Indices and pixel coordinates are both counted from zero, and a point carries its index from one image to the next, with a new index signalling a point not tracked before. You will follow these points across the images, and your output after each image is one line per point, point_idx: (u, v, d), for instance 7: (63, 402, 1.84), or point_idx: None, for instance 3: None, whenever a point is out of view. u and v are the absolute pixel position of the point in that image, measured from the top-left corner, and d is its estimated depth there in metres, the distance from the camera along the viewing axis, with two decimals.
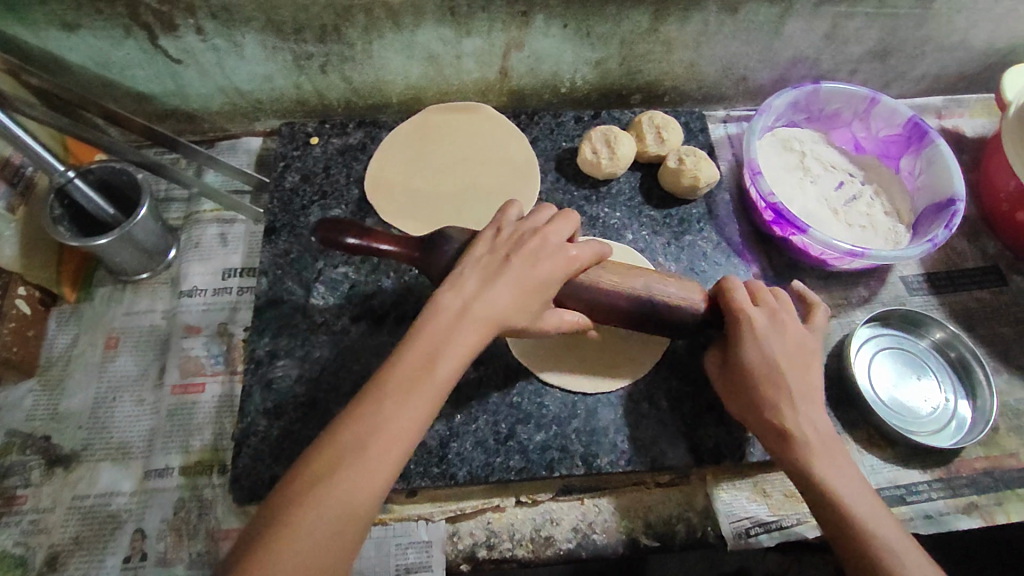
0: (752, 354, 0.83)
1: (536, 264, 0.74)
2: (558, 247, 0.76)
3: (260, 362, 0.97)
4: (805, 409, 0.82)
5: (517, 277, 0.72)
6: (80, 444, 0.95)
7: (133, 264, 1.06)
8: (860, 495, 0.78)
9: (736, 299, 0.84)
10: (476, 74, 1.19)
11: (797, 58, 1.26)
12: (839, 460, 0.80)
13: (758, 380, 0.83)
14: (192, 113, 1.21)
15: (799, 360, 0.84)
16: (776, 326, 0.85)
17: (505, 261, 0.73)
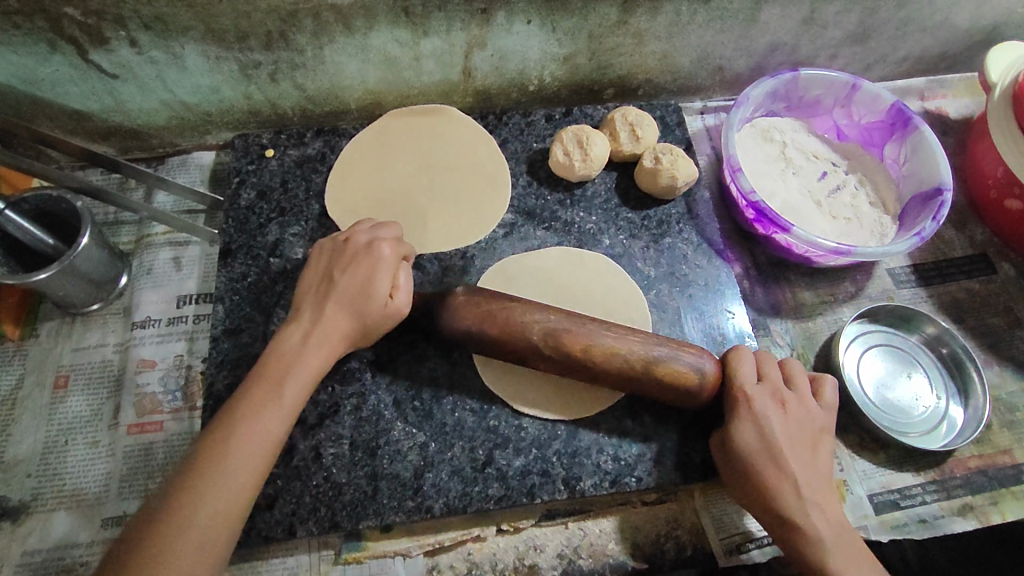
0: (759, 443, 0.79)
1: (371, 269, 0.81)
2: (362, 250, 0.83)
3: (219, 397, 0.91)
4: (813, 501, 0.78)
5: (338, 282, 0.80)
6: (30, 494, 0.89)
7: (79, 297, 0.98)
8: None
9: (741, 379, 0.82)
10: (439, 75, 1.13)
11: (775, 45, 1.20)
12: (847, 545, 0.76)
13: (763, 467, 0.79)
14: (136, 130, 1.13)
15: (805, 438, 0.81)
16: (780, 410, 0.82)
17: (330, 283, 0.81)
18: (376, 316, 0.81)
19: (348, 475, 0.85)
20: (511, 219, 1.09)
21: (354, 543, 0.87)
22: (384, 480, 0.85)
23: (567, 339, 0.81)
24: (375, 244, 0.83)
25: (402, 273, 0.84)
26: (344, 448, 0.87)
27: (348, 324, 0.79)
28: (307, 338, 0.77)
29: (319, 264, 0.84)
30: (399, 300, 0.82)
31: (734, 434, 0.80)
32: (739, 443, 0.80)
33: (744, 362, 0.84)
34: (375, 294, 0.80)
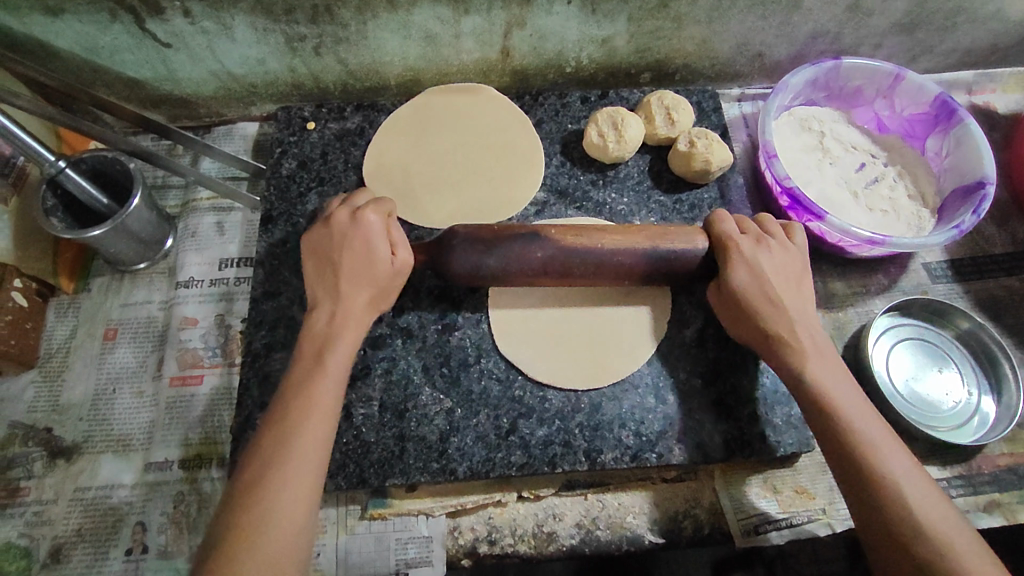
0: (747, 263, 0.84)
1: (365, 240, 0.84)
2: (350, 219, 0.85)
3: (257, 355, 0.95)
4: (801, 318, 0.83)
5: (343, 267, 0.83)
6: (81, 436, 0.94)
7: (130, 255, 1.04)
8: (856, 406, 0.77)
9: (724, 230, 0.87)
10: (477, 53, 1.14)
11: (817, 33, 1.19)
12: (841, 380, 0.79)
13: (756, 299, 0.83)
14: (186, 99, 1.18)
15: (793, 274, 0.86)
16: (762, 247, 0.86)
17: (334, 266, 0.83)
18: (388, 276, 0.84)
19: (376, 435, 0.88)
20: (543, 198, 1.10)
21: (379, 500, 0.90)
22: (410, 441, 0.88)
23: (565, 233, 0.86)
24: (359, 215, 0.85)
25: (395, 231, 0.87)
26: (373, 409, 0.90)
27: (367, 295, 0.83)
28: (328, 331, 0.80)
29: (321, 249, 0.85)
30: (403, 255, 0.86)
31: (732, 274, 0.84)
32: (733, 282, 0.84)
33: (726, 218, 0.87)
34: (378, 256, 0.84)
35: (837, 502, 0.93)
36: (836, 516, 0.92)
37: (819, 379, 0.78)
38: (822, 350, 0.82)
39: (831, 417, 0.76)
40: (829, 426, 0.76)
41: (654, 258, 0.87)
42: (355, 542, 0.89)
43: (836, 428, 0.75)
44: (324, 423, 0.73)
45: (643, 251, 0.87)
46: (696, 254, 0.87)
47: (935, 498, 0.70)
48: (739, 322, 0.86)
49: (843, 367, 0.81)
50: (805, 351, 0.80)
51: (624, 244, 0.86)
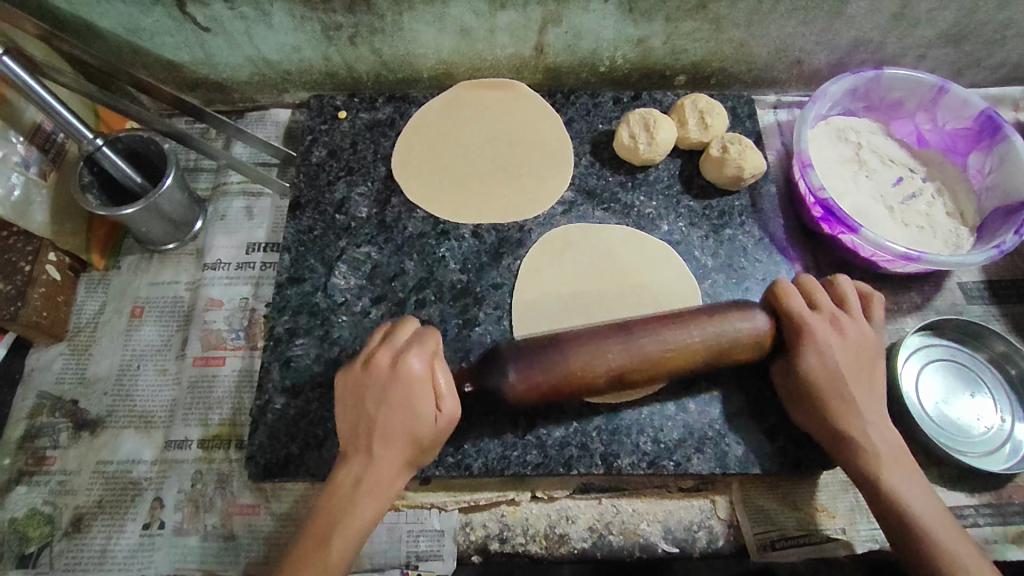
0: (811, 349, 0.81)
1: (407, 396, 0.75)
2: (390, 371, 0.77)
3: (280, 340, 0.96)
4: (869, 411, 0.80)
5: (379, 420, 0.75)
6: (105, 410, 0.96)
7: (160, 235, 1.05)
8: (925, 498, 0.77)
9: (794, 307, 0.81)
10: (511, 49, 1.14)
11: (859, 41, 1.16)
12: (920, 489, 0.77)
13: (825, 388, 0.81)
14: (221, 83, 1.20)
15: (866, 361, 0.82)
16: (835, 329, 0.82)
17: (367, 416, 0.76)
18: (430, 434, 0.76)
19: None
20: (570, 197, 1.09)
21: None
22: None
23: (616, 350, 0.77)
24: (403, 363, 0.76)
25: (441, 377, 0.77)
26: None
27: (404, 453, 0.76)
28: (377, 452, 0.75)
29: (349, 382, 0.78)
30: (448, 409, 0.77)
31: (802, 364, 0.81)
32: (801, 369, 0.81)
33: (793, 294, 0.82)
34: (421, 410, 0.76)
35: (858, 522, 0.90)
36: (857, 535, 0.89)
37: (894, 490, 0.77)
38: (882, 426, 0.81)
39: (905, 533, 0.76)
40: (908, 547, 0.75)
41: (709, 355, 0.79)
42: (367, 531, 0.89)
43: (891, 508, 0.77)
44: (394, 464, 0.75)
45: (697, 333, 0.78)
46: (753, 331, 0.80)
47: (966, 546, 0.74)
48: (798, 403, 0.85)
49: (898, 438, 0.81)
50: (878, 454, 0.79)
51: (678, 337, 0.78)
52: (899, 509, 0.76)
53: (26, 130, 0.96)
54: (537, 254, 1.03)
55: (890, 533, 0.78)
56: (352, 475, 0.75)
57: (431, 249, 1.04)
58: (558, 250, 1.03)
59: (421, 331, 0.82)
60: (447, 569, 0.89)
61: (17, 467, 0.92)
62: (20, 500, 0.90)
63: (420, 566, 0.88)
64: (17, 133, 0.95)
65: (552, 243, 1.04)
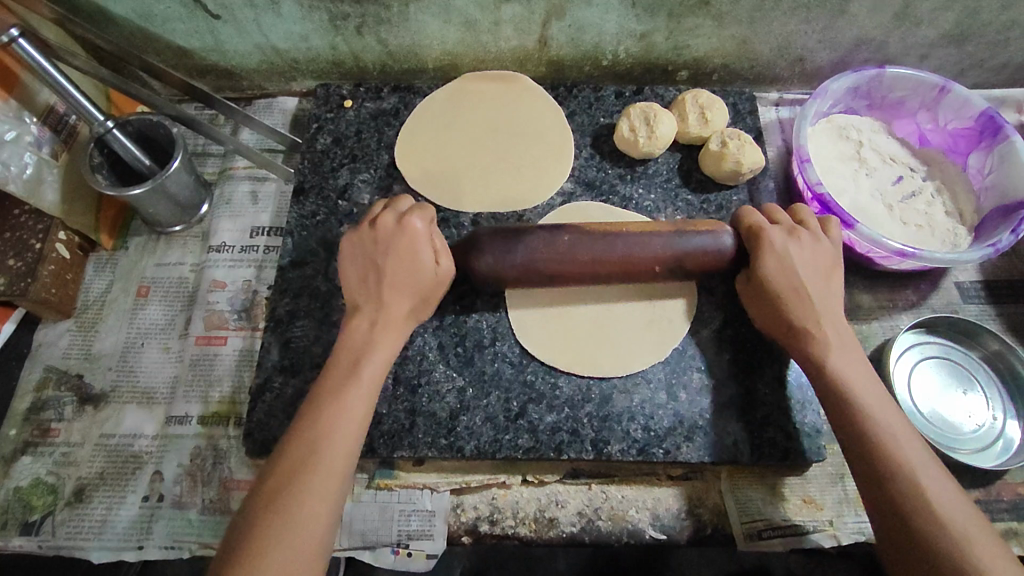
0: (769, 241, 0.85)
1: (414, 245, 0.84)
2: (396, 224, 0.86)
3: (280, 321, 0.98)
4: (826, 312, 0.83)
5: (387, 275, 0.83)
6: (109, 385, 0.99)
7: (166, 217, 1.08)
8: (876, 397, 0.77)
9: (756, 220, 0.87)
10: (515, 42, 1.15)
11: (861, 40, 1.16)
12: (884, 404, 0.76)
13: (787, 289, 0.83)
14: (230, 70, 1.22)
15: (823, 265, 0.85)
16: (794, 238, 0.86)
17: (377, 269, 0.83)
18: (429, 285, 0.84)
19: (388, 407, 0.90)
20: (570, 188, 1.11)
21: (386, 471, 0.92)
22: (422, 416, 0.90)
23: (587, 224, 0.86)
24: (406, 220, 0.86)
25: (439, 241, 0.86)
26: (387, 382, 0.92)
27: (409, 304, 0.84)
28: (377, 335, 0.81)
29: (364, 242, 0.85)
30: (445, 265, 0.85)
31: (761, 264, 0.84)
32: (762, 272, 0.84)
33: (756, 213, 0.88)
34: (422, 262, 0.84)
35: (844, 515, 0.91)
36: (844, 528, 0.90)
37: (841, 371, 0.78)
38: (845, 342, 0.81)
39: (862, 424, 0.75)
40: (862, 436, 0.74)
41: (671, 260, 0.86)
42: (360, 510, 0.91)
43: (862, 431, 0.74)
44: (353, 425, 0.74)
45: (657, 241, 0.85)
46: (714, 245, 0.86)
47: (938, 474, 0.71)
48: (761, 308, 0.86)
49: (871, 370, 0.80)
50: (829, 342, 0.81)
51: (651, 248, 0.85)
52: (863, 425, 0.74)
53: (40, 111, 0.98)
54: (551, 227, 1.06)
55: (838, 419, 0.77)
56: (308, 440, 0.71)
57: None
58: None
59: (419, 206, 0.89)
60: (438, 548, 0.90)
61: (23, 438, 0.95)
62: (26, 469, 0.93)
63: (411, 545, 0.90)
64: (30, 114, 0.97)
65: (569, 220, 1.06)
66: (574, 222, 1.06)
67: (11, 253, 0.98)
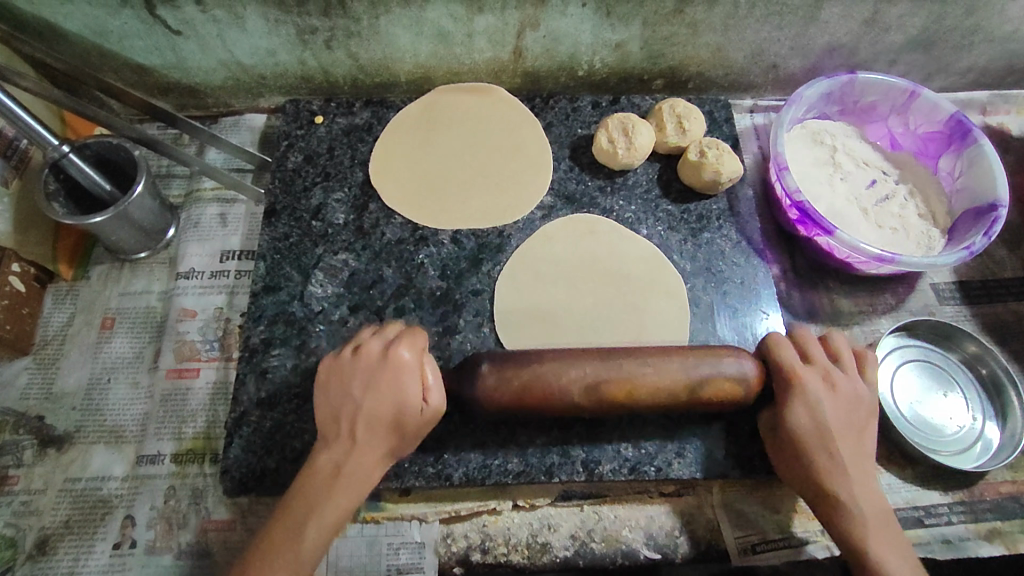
0: (807, 402, 0.80)
1: (397, 377, 0.77)
2: (381, 358, 0.78)
3: (255, 351, 0.94)
4: (840, 420, 0.80)
5: (351, 424, 0.75)
6: (73, 425, 0.93)
7: (130, 244, 1.03)
8: (873, 501, 0.78)
9: (786, 362, 0.81)
10: (489, 53, 1.13)
11: (833, 46, 1.18)
12: (882, 526, 0.76)
13: (820, 457, 0.79)
14: (194, 88, 1.17)
15: (856, 426, 0.81)
16: (828, 390, 0.81)
17: (347, 383, 0.77)
18: (415, 425, 0.76)
19: None
20: (550, 202, 1.09)
21: (372, 503, 0.88)
22: None
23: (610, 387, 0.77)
24: (392, 351, 0.78)
25: (429, 371, 0.78)
26: None
27: (388, 443, 0.76)
28: (360, 438, 0.75)
29: (344, 381, 0.77)
30: (436, 402, 0.77)
31: (790, 414, 0.80)
32: (790, 423, 0.80)
33: (786, 347, 0.82)
34: (409, 403, 0.76)
35: None
36: None
37: (849, 471, 0.78)
38: (854, 436, 0.80)
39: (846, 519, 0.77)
40: (840, 521, 0.77)
41: (691, 394, 0.78)
42: (347, 545, 0.88)
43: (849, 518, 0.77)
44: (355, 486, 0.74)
45: (686, 373, 0.78)
46: (739, 378, 0.79)
47: (903, 550, 0.76)
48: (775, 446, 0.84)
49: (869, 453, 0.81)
50: (856, 511, 0.77)
51: (666, 363, 0.78)
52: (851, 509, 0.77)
53: None
54: (560, 226, 1.06)
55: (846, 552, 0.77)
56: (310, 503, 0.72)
57: (408, 255, 1.03)
58: (581, 232, 1.06)
59: (405, 331, 0.82)
60: None
61: None
62: None
63: None
64: None
65: (578, 225, 1.06)
66: (582, 232, 1.06)
67: None
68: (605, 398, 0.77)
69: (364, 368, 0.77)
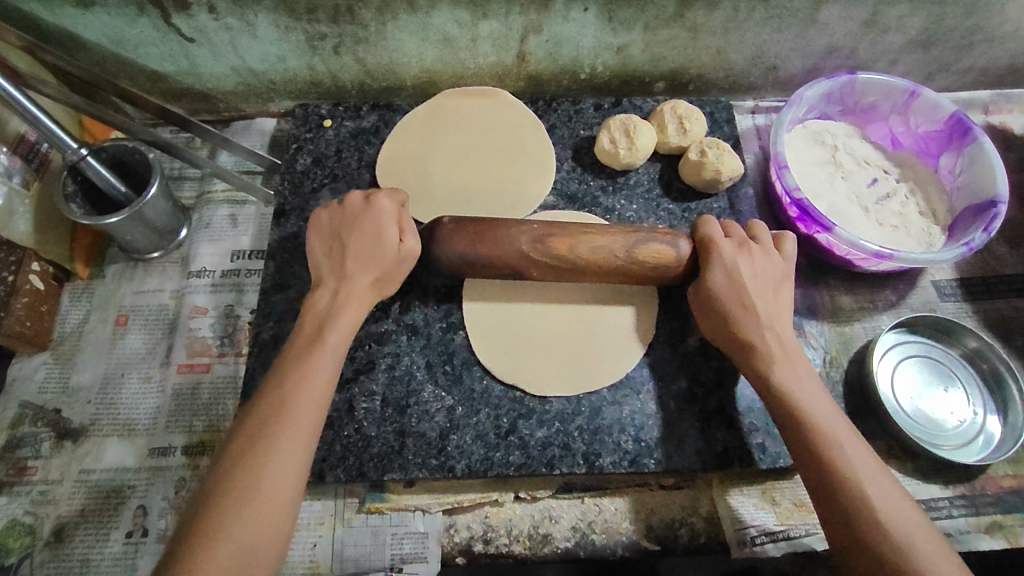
0: (734, 275, 0.85)
1: (377, 222, 0.87)
2: (362, 204, 0.88)
3: (264, 346, 0.96)
4: (766, 321, 0.84)
5: (352, 231, 0.86)
6: (88, 419, 0.96)
7: (144, 244, 1.06)
8: (828, 414, 0.78)
9: (706, 232, 0.87)
10: (493, 57, 1.16)
11: (832, 48, 1.19)
12: (855, 447, 0.75)
13: (734, 305, 0.84)
14: (206, 93, 1.21)
15: (772, 280, 0.87)
16: (744, 252, 0.87)
17: (338, 241, 0.86)
18: (394, 258, 0.86)
19: (377, 429, 0.89)
20: (553, 201, 1.11)
21: (376, 495, 0.90)
22: (411, 436, 0.89)
23: (554, 243, 0.85)
24: (373, 198, 0.89)
25: (405, 219, 0.89)
26: (376, 403, 0.91)
27: (373, 275, 0.85)
28: (348, 269, 0.85)
29: (322, 230, 0.88)
30: (379, 199, 0.89)
31: (709, 278, 0.85)
32: (711, 286, 0.85)
33: (712, 222, 0.88)
34: (388, 239, 0.86)
35: None
36: None
37: (786, 383, 0.80)
38: (801, 368, 0.82)
39: (812, 443, 0.75)
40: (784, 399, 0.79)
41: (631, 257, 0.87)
42: (352, 535, 0.90)
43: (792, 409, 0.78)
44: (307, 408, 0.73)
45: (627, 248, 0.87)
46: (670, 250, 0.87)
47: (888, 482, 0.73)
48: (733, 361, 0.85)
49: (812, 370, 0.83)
50: (804, 405, 0.78)
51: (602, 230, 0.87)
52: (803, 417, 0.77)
53: (10, 139, 0.96)
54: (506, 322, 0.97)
55: (774, 409, 0.80)
56: (252, 464, 0.68)
57: None
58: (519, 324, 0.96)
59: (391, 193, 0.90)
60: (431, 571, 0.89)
61: None
62: (3, 510, 0.90)
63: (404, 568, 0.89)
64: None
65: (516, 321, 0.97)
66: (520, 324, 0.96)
67: None
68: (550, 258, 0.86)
69: (344, 229, 0.87)
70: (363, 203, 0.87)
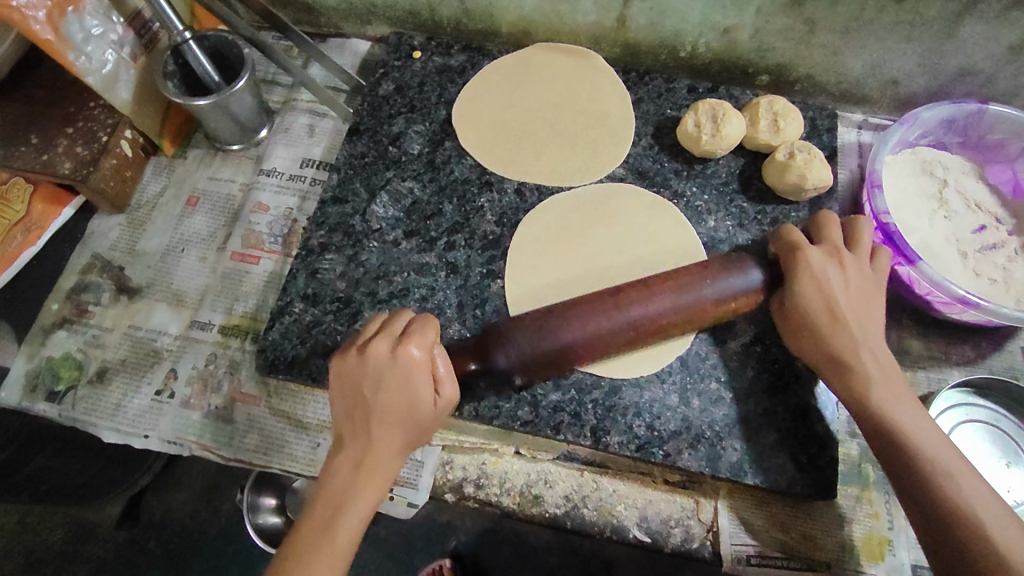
0: (815, 283, 0.80)
1: (405, 380, 0.75)
2: (389, 354, 0.76)
3: (311, 252, 1.00)
4: (853, 314, 0.79)
5: (373, 415, 0.75)
6: (145, 281, 1.03)
7: (227, 134, 1.11)
8: (919, 418, 0.75)
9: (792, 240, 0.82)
10: (593, 17, 1.12)
11: (965, 70, 1.07)
12: (940, 451, 0.73)
13: (818, 316, 0.80)
14: (311, 6, 1.25)
15: (868, 294, 0.81)
16: (833, 261, 0.81)
17: (363, 399, 0.75)
18: (430, 418, 0.76)
19: None
20: (621, 174, 1.07)
21: None
22: None
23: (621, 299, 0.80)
24: (402, 350, 0.75)
25: (440, 365, 0.77)
26: None
27: (405, 437, 0.75)
28: (375, 437, 0.74)
29: (348, 378, 0.77)
30: (412, 349, 0.75)
31: (794, 288, 0.80)
32: (796, 296, 0.80)
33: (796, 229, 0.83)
34: (421, 390, 0.75)
35: (846, 561, 0.86)
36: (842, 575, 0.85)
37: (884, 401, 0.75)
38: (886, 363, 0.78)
39: (907, 471, 0.72)
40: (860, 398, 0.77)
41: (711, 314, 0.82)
42: None
43: (882, 424, 0.75)
44: (366, 506, 0.73)
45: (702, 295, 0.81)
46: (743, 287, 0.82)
47: (971, 480, 0.70)
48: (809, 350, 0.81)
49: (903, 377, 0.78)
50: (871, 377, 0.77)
51: (686, 300, 0.80)
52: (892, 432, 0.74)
53: (127, 13, 1.01)
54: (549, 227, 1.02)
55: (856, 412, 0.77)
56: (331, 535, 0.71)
57: (471, 196, 1.05)
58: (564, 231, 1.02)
59: (416, 320, 0.80)
60: (419, 499, 0.91)
61: (62, 313, 1.01)
62: (59, 342, 0.99)
63: (394, 489, 0.91)
64: (118, 14, 0.99)
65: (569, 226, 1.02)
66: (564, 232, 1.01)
67: (81, 141, 1.04)
68: (619, 314, 0.80)
69: (364, 401, 0.75)
70: (395, 358, 0.76)
